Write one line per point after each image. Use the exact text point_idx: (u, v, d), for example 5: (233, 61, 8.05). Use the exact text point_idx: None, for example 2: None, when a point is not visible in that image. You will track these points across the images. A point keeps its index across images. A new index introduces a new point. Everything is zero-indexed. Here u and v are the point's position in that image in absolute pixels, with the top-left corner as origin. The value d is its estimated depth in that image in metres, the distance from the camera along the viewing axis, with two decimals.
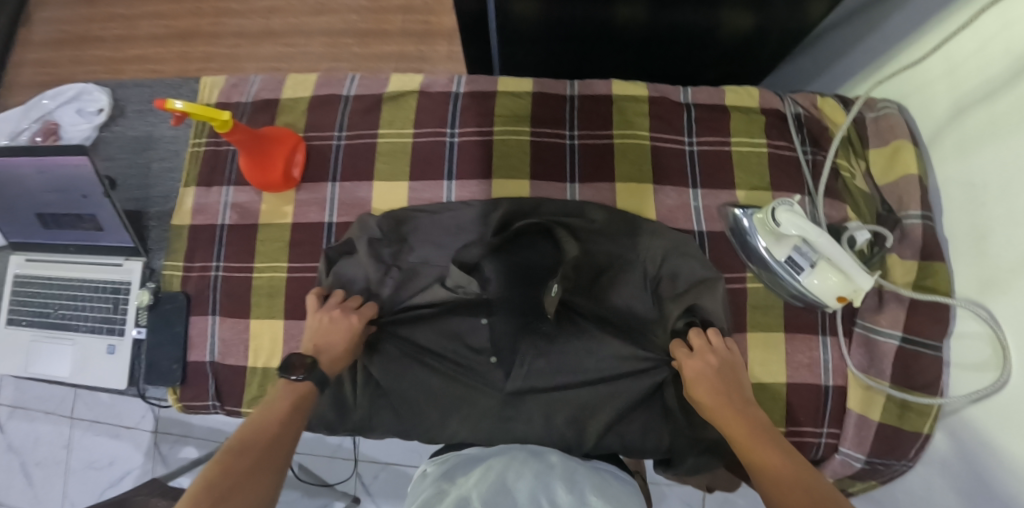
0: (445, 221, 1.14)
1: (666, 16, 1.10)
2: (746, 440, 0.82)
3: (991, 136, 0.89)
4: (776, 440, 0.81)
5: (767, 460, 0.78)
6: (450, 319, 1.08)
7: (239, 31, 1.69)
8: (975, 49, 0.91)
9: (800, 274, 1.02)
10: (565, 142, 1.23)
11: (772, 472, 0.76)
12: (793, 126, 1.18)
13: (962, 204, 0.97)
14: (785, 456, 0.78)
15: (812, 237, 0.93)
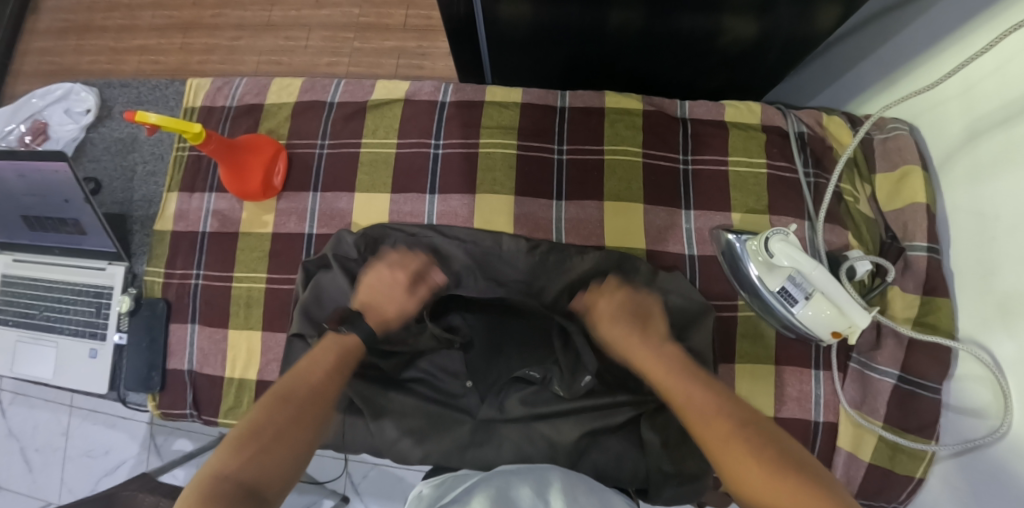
0: (331, 196, 0.79)
1: (660, 20, 0.76)
2: (257, 412, 0.60)
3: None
4: (316, 393, 0.62)
5: (248, 437, 0.57)
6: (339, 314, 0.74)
7: (241, 22, 1.22)
8: (999, 65, 0.62)
9: (796, 311, 0.69)
10: (433, 151, 0.80)
11: (240, 448, 0.55)
12: (794, 145, 0.78)
13: (970, 231, 0.68)
14: (269, 426, 0.58)
15: (809, 271, 0.64)
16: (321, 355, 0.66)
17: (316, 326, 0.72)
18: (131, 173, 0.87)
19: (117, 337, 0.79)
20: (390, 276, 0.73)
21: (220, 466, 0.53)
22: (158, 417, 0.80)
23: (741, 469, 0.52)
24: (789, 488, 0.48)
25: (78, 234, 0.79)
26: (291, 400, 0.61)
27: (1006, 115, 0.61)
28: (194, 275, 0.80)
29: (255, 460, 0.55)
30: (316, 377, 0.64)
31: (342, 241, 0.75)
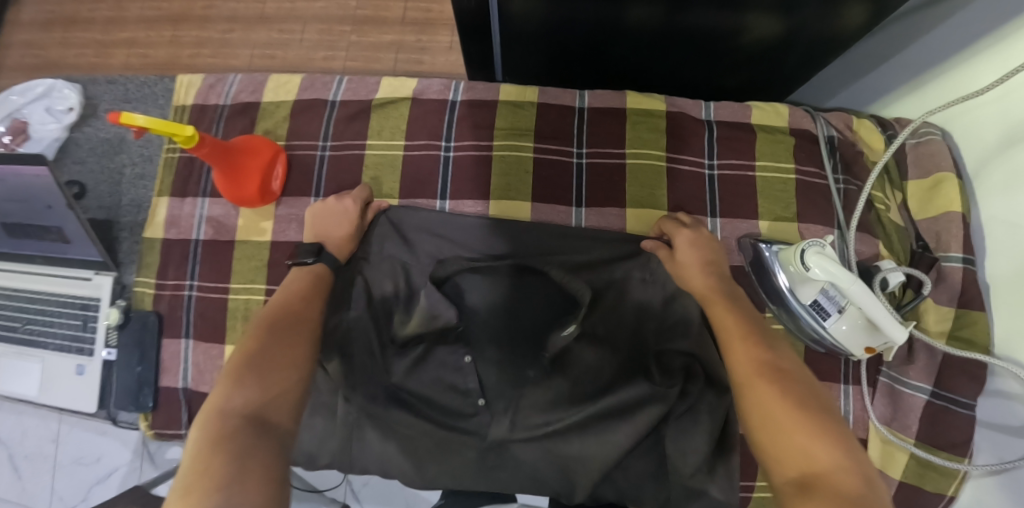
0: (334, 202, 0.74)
1: (681, 17, 0.72)
2: (246, 340, 0.54)
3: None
4: (285, 321, 0.57)
5: (239, 364, 0.51)
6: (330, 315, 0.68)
7: (232, 14, 1.16)
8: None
9: (828, 325, 0.66)
10: (444, 154, 0.75)
11: (233, 380, 0.50)
12: (825, 150, 0.74)
13: (1009, 246, 0.65)
14: (260, 356, 0.52)
15: (848, 286, 0.60)
16: (291, 290, 0.61)
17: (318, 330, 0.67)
18: (118, 177, 0.81)
19: (106, 353, 0.74)
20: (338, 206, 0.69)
21: (224, 395, 0.48)
22: (151, 437, 0.75)
23: (769, 417, 0.47)
24: (822, 453, 0.44)
25: (62, 242, 0.73)
26: (280, 328, 0.56)
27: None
28: (188, 285, 0.74)
29: (254, 386, 0.49)
30: (291, 307, 0.59)
31: (326, 221, 0.69)
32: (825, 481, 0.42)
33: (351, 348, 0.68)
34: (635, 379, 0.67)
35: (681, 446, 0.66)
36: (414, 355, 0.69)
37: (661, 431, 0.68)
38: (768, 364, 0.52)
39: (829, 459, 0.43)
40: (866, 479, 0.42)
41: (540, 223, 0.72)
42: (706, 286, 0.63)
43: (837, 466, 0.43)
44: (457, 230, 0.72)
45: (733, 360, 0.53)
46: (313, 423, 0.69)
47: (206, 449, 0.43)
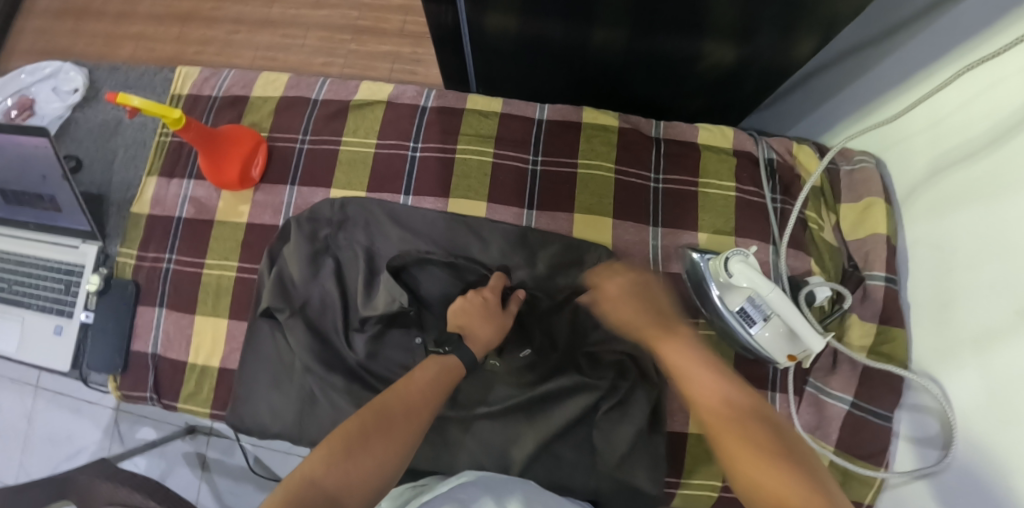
0: (308, 191, 0.80)
1: (646, 39, 0.78)
2: (347, 421, 0.55)
3: (993, 152, 0.60)
4: (425, 411, 0.57)
5: (341, 446, 0.52)
6: (300, 290, 0.76)
7: (240, 17, 1.25)
8: (963, 101, 0.64)
9: (754, 331, 0.70)
10: (411, 154, 0.81)
11: (334, 456, 0.51)
12: (764, 172, 0.80)
13: (930, 267, 0.70)
14: (384, 423, 0.54)
15: (767, 292, 0.64)
16: (423, 375, 0.61)
17: (289, 303, 0.75)
18: (111, 156, 0.88)
19: (84, 315, 0.79)
20: (483, 300, 0.70)
21: (311, 472, 0.50)
22: (118, 398, 0.79)
23: (748, 468, 0.44)
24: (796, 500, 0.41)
25: (54, 211, 0.79)
26: (379, 414, 0.56)
27: (965, 153, 0.64)
28: (166, 258, 0.80)
29: (333, 463, 0.51)
30: (424, 390, 0.59)
31: (316, 208, 0.78)
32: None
33: (320, 324, 0.76)
34: (567, 370, 0.73)
35: (610, 434, 0.71)
36: (374, 331, 0.75)
37: (592, 420, 0.72)
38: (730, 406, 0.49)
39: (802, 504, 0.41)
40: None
41: (493, 221, 0.77)
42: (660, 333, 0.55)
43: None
44: (418, 222, 0.78)
45: (698, 408, 0.50)
46: (271, 397, 0.75)
47: None
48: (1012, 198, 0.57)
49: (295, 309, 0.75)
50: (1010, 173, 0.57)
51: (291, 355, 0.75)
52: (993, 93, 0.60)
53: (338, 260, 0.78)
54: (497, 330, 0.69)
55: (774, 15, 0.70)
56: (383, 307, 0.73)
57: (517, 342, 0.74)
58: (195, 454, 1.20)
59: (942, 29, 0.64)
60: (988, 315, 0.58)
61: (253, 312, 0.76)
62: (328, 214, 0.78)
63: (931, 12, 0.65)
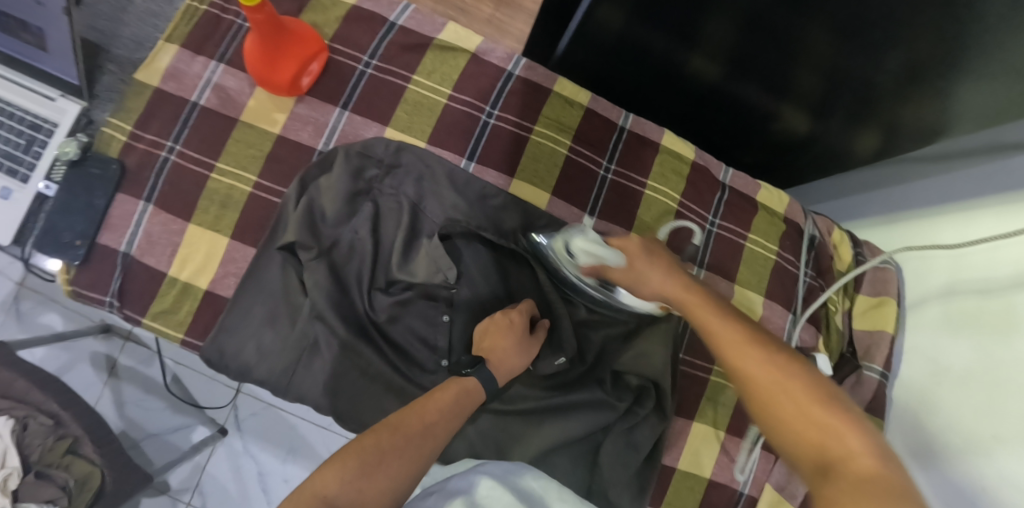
0: (360, 123, 0.71)
1: (743, 84, 0.77)
2: (363, 433, 0.51)
3: (1003, 296, 0.64)
4: (441, 430, 0.53)
5: (356, 460, 0.48)
6: (329, 230, 0.67)
7: None
8: (989, 246, 0.68)
9: (618, 296, 0.66)
10: (484, 119, 0.74)
11: (348, 473, 0.47)
12: (807, 246, 0.83)
13: (922, 379, 0.76)
14: (399, 441, 0.50)
15: (613, 264, 0.57)
16: (442, 393, 0.56)
17: (316, 242, 0.66)
18: (122, 2, 0.73)
19: (43, 186, 0.64)
20: (510, 323, 0.63)
21: (320, 485, 0.47)
22: (66, 294, 0.65)
23: (784, 422, 0.41)
24: (847, 445, 0.38)
25: (36, 48, 0.62)
26: (395, 430, 0.51)
27: (978, 287, 0.69)
28: (167, 147, 0.67)
29: (349, 482, 0.47)
30: (441, 409, 0.55)
31: (371, 143, 0.69)
32: (848, 475, 0.36)
33: (343, 270, 0.67)
34: (587, 386, 0.71)
35: (614, 461, 0.70)
36: (401, 297, 0.68)
37: (597, 440, 0.71)
38: (761, 341, 0.45)
39: (851, 447, 0.38)
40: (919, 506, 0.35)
41: (555, 217, 0.73)
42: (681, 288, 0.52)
43: (860, 459, 0.37)
44: (476, 193, 0.71)
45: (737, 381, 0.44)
46: (262, 337, 0.65)
47: None
48: (1007, 348, 0.62)
49: (322, 250, 0.66)
50: (1009, 324, 0.62)
51: (300, 298, 0.66)
52: (1015, 248, 0.64)
53: (378, 208, 0.69)
54: (524, 355, 0.63)
55: (862, 106, 0.71)
56: (423, 276, 0.67)
57: (552, 348, 0.69)
58: (104, 356, 1.05)
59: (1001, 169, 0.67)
60: (963, 443, 0.64)
61: (266, 240, 0.66)
62: (382, 152, 0.69)
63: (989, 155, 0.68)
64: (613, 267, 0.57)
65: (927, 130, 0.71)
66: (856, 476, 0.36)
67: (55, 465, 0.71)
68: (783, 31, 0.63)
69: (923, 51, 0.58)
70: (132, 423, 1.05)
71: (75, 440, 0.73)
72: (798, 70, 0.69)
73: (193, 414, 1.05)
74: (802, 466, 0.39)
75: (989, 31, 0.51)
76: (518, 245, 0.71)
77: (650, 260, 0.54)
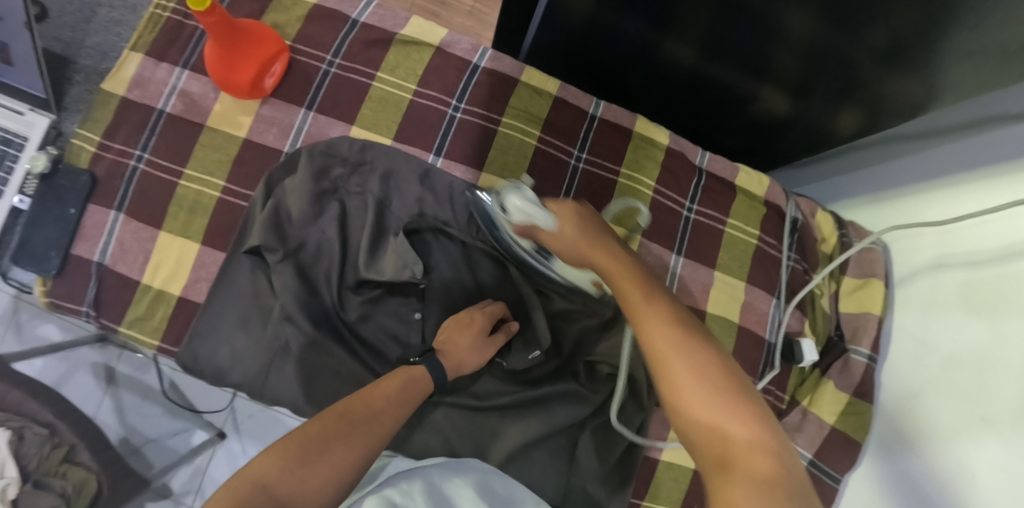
0: (325, 123, 0.71)
1: (715, 65, 0.75)
2: (307, 424, 0.53)
3: (993, 271, 0.62)
4: (388, 417, 0.57)
5: (299, 448, 0.50)
6: (296, 231, 0.67)
7: None
8: (980, 220, 0.65)
9: (552, 265, 0.66)
10: (451, 113, 0.73)
11: (289, 460, 0.49)
12: (787, 229, 0.81)
13: (909, 361, 0.74)
14: (346, 428, 0.53)
15: (545, 226, 0.55)
16: (387, 382, 0.59)
17: (283, 244, 0.66)
18: (88, 14, 0.74)
19: (17, 199, 0.65)
20: (468, 322, 0.65)
21: (260, 474, 0.47)
22: (44, 305, 0.66)
23: (687, 406, 0.39)
24: (732, 428, 0.37)
25: (1, 63, 0.63)
26: (341, 418, 0.54)
27: (970, 262, 0.66)
28: (136, 156, 0.68)
29: (292, 474, 0.48)
30: (388, 398, 0.58)
31: (335, 142, 0.69)
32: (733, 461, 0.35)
33: (312, 270, 0.67)
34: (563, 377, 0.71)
35: (592, 452, 0.70)
36: (371, 295, 0.68)
37: (576, 432, 0.71)
38: (674, 314, 0.43)
39: (746, 443, 0.36)
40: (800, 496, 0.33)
41: None
42: (598, 246, 0.52)
43: (749, 449, 0.36)
44: (444, 188, 0.71)
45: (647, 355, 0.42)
46: (236, 340, 0.66)
47: None
48: (998, 327, 0.59)
49: (289, 252, 0.66)
50: (1003, 301, 0.60)
51: (271, 299, 0.66)
52: (1012, 221, 0.61)
53: (345, 207, 0.69)
54: (478, 354, 0.65)
55: (838, 81, 0.69)
56: (391, 273, 0.66)
57: (524, 343, 0.69)
58: (103, 365, 1.07)
59: (981, 146, 0.65)
60: (955, 424, 0.62)
61: (235, 244, 0.66)
62: (347, 152, 0.70)
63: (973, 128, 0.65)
64: (549, 233, 0.55)
65: (907, 106, 0.68)
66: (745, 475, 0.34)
67: (52, 473, 0.69)
68: (753, 7, 0.61)
69: (905, 21, 0.54)
70: (132, 429, 1.06)
71: (71, 448, 0.72)
72: (770, 47, 0.67)
73: (191, 419, 1.07)
74: (703, 457, 0.38)
75: (971, 15, 0.49)
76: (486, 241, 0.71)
77: (580, 224, 0.54)
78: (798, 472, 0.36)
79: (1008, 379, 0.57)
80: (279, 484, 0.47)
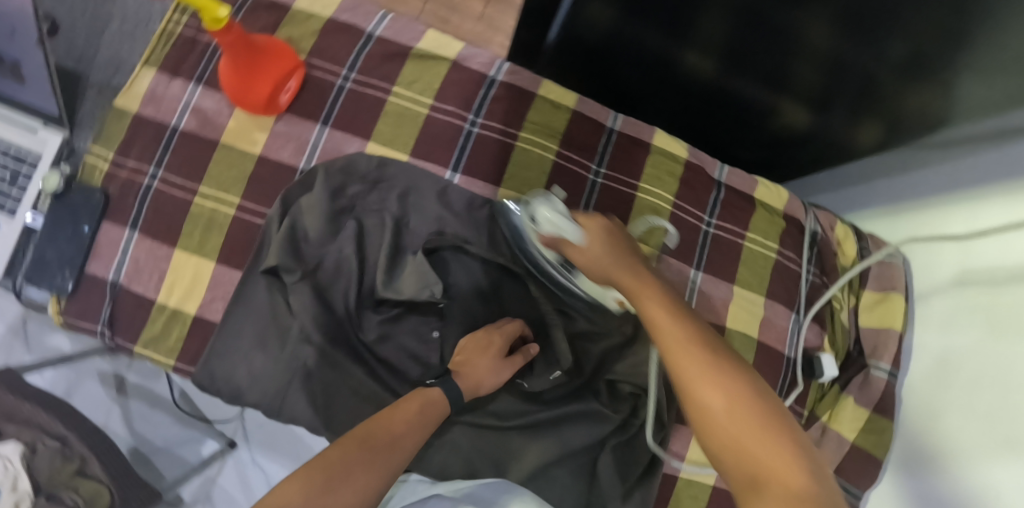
0: (341, 139, 0.70)
1: (736, 79, 0.75)
2: (329, 450, 0.53)
3: (1014, 290, 0.61)
4: (408, 441, 0.56)
5: (321, 476, 0.49)
6: (313, 249, 0.66)
7: None
8: (999, 237, 0.64)
9: (576, 280, 0.64)
10: (468, 128, 0.72)
11: (311, 489, 0.48)
12: (808, 244, 0.80)
13: (931, 379, 0.72)
14: (367, 455, 0.53)
15: (573, 241, 0.55)
16: (405, 404, 0.59)
17: (299, 264, 0.65)
18: (98, 26, 0.72)
19: (30, 217, 0.65)
20: (487, 344, 0.64)
21: (282, 502, 0.47)
22: (58, 324, 0.66)
23: (720, 427, 0.37)
24: (767, 453, 0.35)
25: (13, 79, 0.62)
26: (362, 443, 0.54)
27: (992, 278, 0.65)
28: (150, 173, 0.67)
29: (318, 502, 0.48)
30: (407, 421, 0.58)
31: (353, 158, 0.68)
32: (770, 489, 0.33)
33: (328, 289, 0.66)
34: (581, 397, 0.70)
35: (611, 473, 0.69)
36: (389, 315, 0.68)
37: (595, 453, 0.70)
38: (695, 334, 0.42)
39: (784, 467, 0.34)
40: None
41: None
42: (628, 266, 0.52)
43: (789, 479, 0.34)
44: (461, 205, 0.70)
45: (671, 371, 0.42)
46: (252, 360, 0.65)
47: None
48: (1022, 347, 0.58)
49: (306, 271, 0.65)
50: None
51: (287, 320, 0.65)
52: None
53: (361, 225, 0.68)
54: (496, 376, 0.63)
55: (856, 94, 0.68)
56: (410, 293, 0.65)
57: (545, 363, 0.69)
58: (112, 374, 1.05)
59: (1001, 161, 0.63)
60: (978, 446, 0.61)
61: (251, 263, 0.66)
62: (365, 169, 0.69)
63: (994, 142, 0.63)
64: (574, 247, 0.56)
65: (926, 117, 0.66)
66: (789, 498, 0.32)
67: (64, 486, 0.65)
68: (775, 17, 0.61)
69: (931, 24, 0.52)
70: None
71: (83, 460, 0.68)
72: (790, 61, 0.67)
73: (201, 427, 1.08)
74: (737, 484, 0.36)
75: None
76: (505, 259, 0.70)
77: (608, 241, 0.54)
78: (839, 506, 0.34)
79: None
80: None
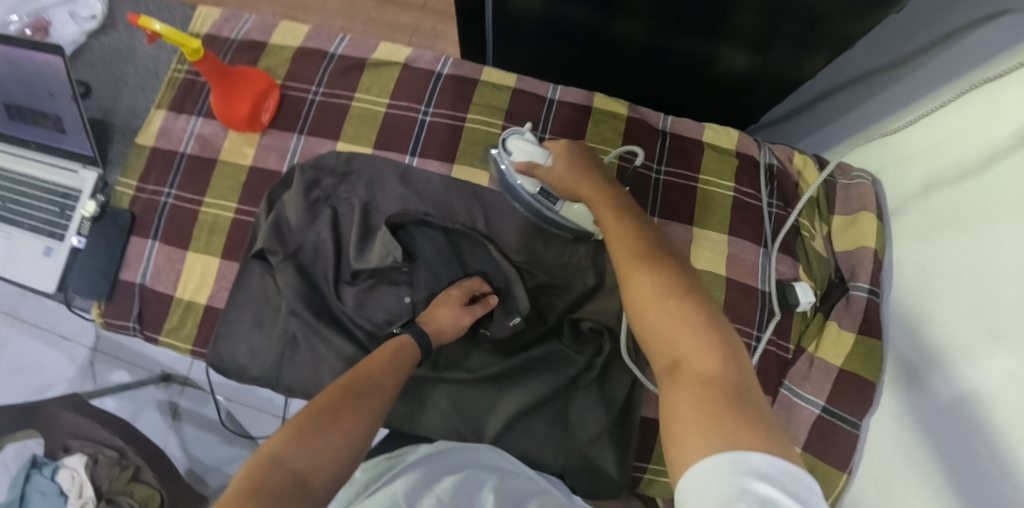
0: (314, 142, 0.81)
1: (666, 36, 0.79)
2: (314, 399, 0.54)
3: (979, 175, 0.59)
4: (388, 384, 0.59)
5: (311, 421, 0.51)
6: (295, 235, 0.76)
7: None
8: (960, 128, 0.63)
9: (557, 209, 0.69)
10: (421, 117, 0.82)
11: (303, 434, 0.49)
12: (764, 177, 0.82)
13: (908, 291, 0.70)
14: (353, 398, 0.55)
15: (541, 163, 0.62)
16: (379, 354, 0.62)
17: (283, 246, 0.75)
18: (121, 85, 0.90)
19: (76, 240, 0.79)
20: (448, 298, 0.71)
21: (277, 449, 0.47)
22: (101, 326, 0.79)
23: (656, 319, 0.40)
24: (686, 340, 0.38)
25: (58, 131, 0.78)
26: (346, 388, 0.56)
27: (954, 173, 0.64)
28: (165, 193, 0.80)
29: (313, 445, 0.48)
30: (384, 367, 0.61)
31: (322, 156, 0.78)
32: (686, 371, 0.37)
33: (311, 269, 0.76)
34: (547, 342, 0.74)
35: (584, 413, 0.71)
36: (364, 285, 0.75)
37: (568, 397, 0.73)
38: (647, 252, 0.46)
39: (696, 350, 0.38)
40: (738, 396, 0.35)
41: (492, 190, 0.78)
42: (592, 189, 0.58)
43: (702, 361, 0.37)
44: (422, 183, 0.78)
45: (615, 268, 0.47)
46: (253, 339, 0.75)
47: (247, 495, 0.42)
48: (993, 225, 0.56)
49: (290, 254, 0.75)
50: (995, 199, 0.57)
51: (278, 298, 0.75)
52: (993, 118, 0.58)
53: (336, 211, 0.77)
54: (457, 323, 0.70)
55: (792, 24, 0.71)
56: (376, 260, 0.73)
57: (506, 312, 0.75)
58: (167, 402, 1.15)
59: (951, 58, 0.64)
60: (960, 335, 0.58)
61: (246, 253, 0.76)
62: (333, 163, 0.78)
63: (941, 43, 0.64)
64: (545, 169, 0.62)
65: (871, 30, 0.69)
66: (696, 378, 0.36)
67: (122, 491, 0.82)
68: None
69: None
70: (195, 458, 1.12)
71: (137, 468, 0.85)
72: (710, 7, 0.71)
73: (246, 444, 1.12)
74: (659, 369, 0.40)
75: None
76: (461, 223, 0.77)
77: (570, 161, 0.61)
78: (752, 378, 0.37)
79: (1012, 283, 0.52)
80: (297, 459, 0.47)
